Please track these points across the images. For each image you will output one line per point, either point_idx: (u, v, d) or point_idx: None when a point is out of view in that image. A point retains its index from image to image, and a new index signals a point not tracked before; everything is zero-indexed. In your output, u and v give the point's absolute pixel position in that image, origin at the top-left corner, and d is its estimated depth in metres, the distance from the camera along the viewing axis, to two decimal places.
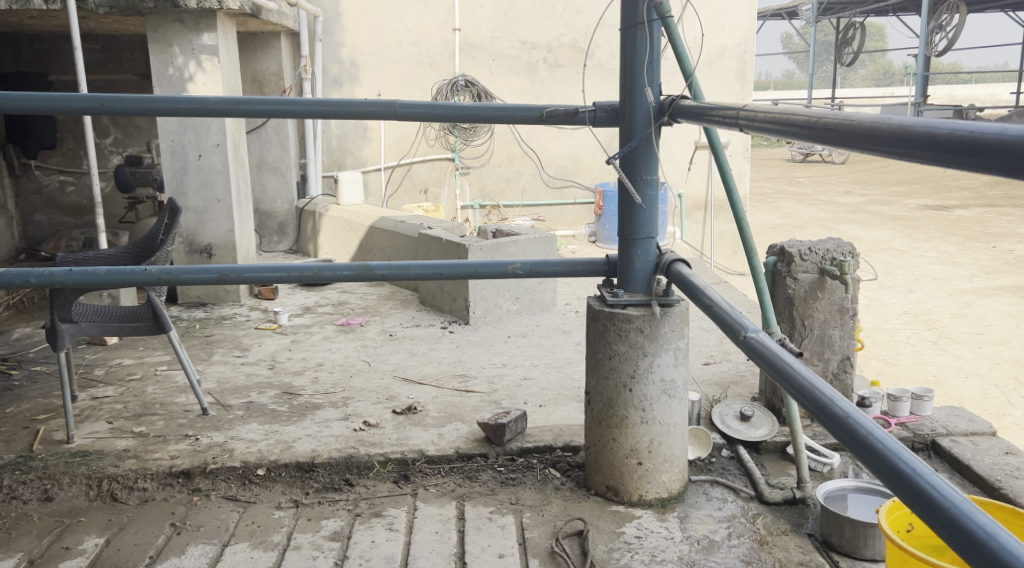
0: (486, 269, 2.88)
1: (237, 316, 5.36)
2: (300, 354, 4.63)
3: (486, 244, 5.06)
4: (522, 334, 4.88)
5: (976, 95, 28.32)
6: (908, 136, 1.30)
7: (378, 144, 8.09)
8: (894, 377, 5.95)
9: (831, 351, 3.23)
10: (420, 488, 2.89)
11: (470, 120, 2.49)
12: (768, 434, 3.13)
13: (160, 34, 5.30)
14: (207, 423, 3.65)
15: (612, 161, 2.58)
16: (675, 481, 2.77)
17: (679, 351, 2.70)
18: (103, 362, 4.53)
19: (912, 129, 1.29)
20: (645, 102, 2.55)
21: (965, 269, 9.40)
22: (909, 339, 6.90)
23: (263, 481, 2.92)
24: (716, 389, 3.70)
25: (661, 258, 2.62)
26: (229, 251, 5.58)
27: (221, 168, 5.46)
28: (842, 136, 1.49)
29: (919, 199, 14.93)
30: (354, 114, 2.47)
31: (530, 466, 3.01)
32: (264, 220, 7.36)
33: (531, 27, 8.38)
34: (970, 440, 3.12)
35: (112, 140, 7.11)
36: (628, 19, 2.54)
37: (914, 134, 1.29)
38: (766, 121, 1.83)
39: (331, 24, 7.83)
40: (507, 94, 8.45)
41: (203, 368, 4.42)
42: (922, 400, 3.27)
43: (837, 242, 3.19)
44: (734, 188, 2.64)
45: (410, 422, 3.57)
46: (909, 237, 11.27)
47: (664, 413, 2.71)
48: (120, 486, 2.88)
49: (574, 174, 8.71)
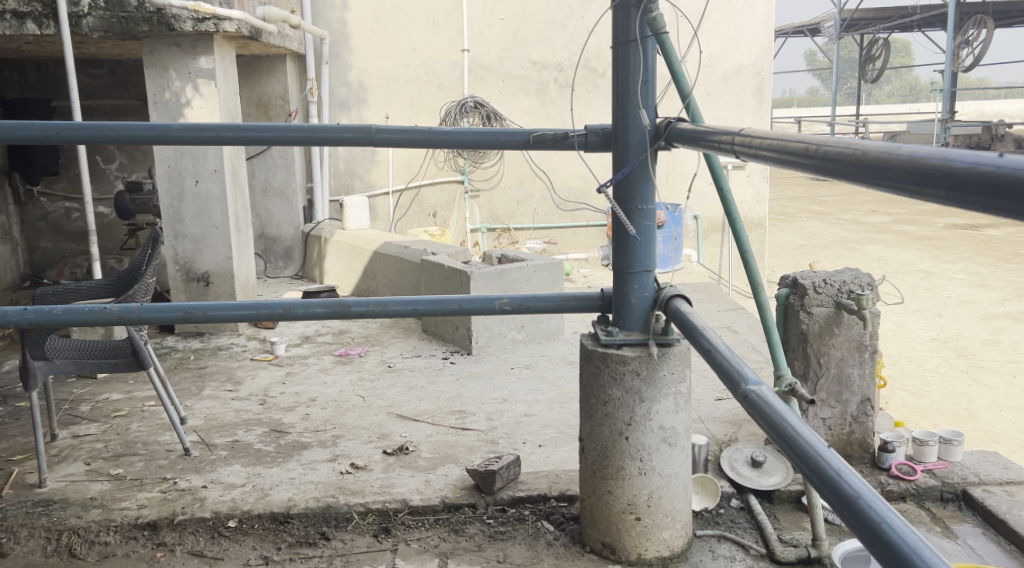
0: (470, 305, 2.62)
1: (233, 347, 5.19)
2: (293, 388, 4.43)
3: (489, 271, 4.83)
4: (527, 365, 4.65)
5: (1004, 112, 27.97)
6: (919, 170, 1.10)
7: (386, 167, 7.94)
8: (922, 409, 5.65)
9: (849, 392, 2.99)
10: (401, 543, 2.67)
11: (447, 146, 2.28)
12: (782, 483, 2.90)
13: (156, 58, 5.19)
14: (188, 465, 3.46)
15: (604, 188, 2.36)
16: (677, 538, 2.53)
17: (679, 397, 2.47)
18: (90, 397, 4.37)
19: (926, 161, 1.08)
20: (638, 124, 2.33)
21: (996, 292, 9.06)
22: (938, 368, 6.59)
23: (234, 535, 2.73)
24: (727, 428, 3.47)
25: (659, 293, 2.40)
26: (226, 279, 5.42)
27: (219, 195, 5.32)
28: (841, 167, 1.27)
29: (947, 217, 14.53)
30: (325, 140, 2.30)
31: (521, 517, 2.79)
32: (269, 245, 7.22)
33: (542, 46, 8.22)
34: (1005, 490, 2.88)
35: (117, 165, 7.02)
36: (620, 35, 2.33)
37: (927, 168, 1.08)
38: (764, 147, 1.60)
39: (339, 46, 7.72)
40: (518, 115, 8.29)
41: (191, 404, 4.23)
42: (952, 444, 3.03)
43: (855, 273, 2.96)
44: (737, 215, 2.41)
45: (400, 463, 3.36)
46: (937, 258, 10.93)
47: (664, 464, 2.47)
48: (80, 540, 2.70)
49: (587, 197, 8.49)
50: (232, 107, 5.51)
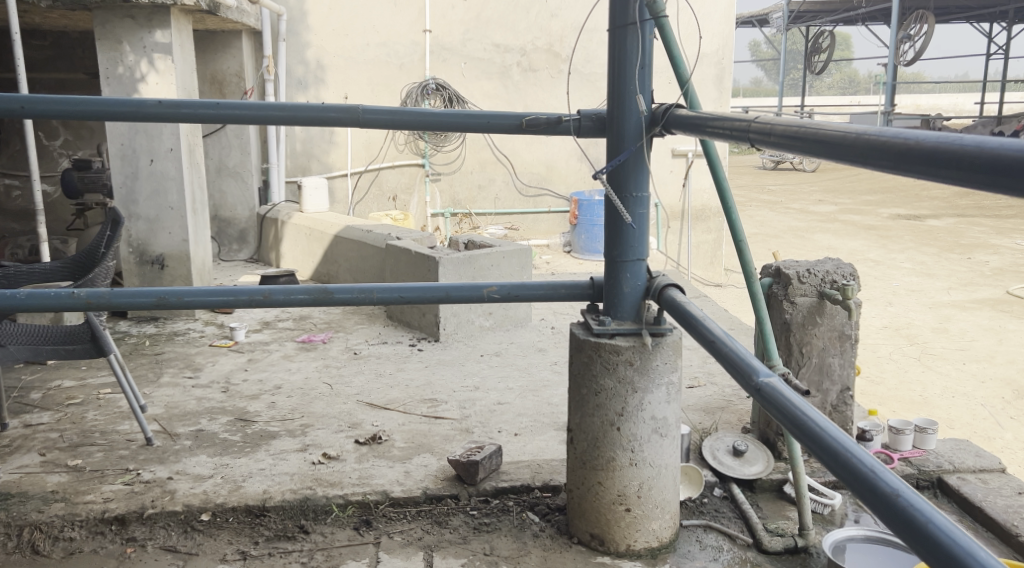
0: (459, 292, 2.46)
1: (190, 333, 5.03)
2: (256, 375, 4.31)
3: (458, 256, 4.76)
4: (496, 352, 4.60)
5: (940, 106, 28.83)
6: (996, 162, 1.08)
7: (345, 148, 7.78)
8: (879, 396, 5.77)
9: (830, 381, 3.01)
10: (383, 536, 2.61)
11: (439, 127, 2.20)
12: (764, 472, 2.90)
13: (108, 30, 4.96)
14: (152, 456, 3.33)
15: (598, 175, 2.30)
16: (666, 529, 2.51)
17: (671, 387, 2.43)
18: (40, 384, 4.18)
19: (1004, 153, 1.07)
20: (635, 110, 2.28)
21: (942, 281, 9.30)
22: (892, 356, 6.73)
23: (207, 529, 2.63)
24: (704, 417, 3.47)
25: (652, 281, 2.35)
26: (183, 262, 5.25)
27: (175, 174, 5.13)
28: (889, 157, 1.25)
29: (891, 208, 14.87)
30: (311, 119, 2.19)
31: (505, 509, 2.74)
32: (223, 228, 7.03)
33: (504, 29, 8.13)
34: (979, 478, 2.92)
35: (62, 142, 6.75)
36: (617, 18, 2.27)
37: (1005, 160, 1.07)
38: (785, 135, 1.55)
39: (296, 23, 7.52)
40: (480, 98, 8.19)
41: (150, 392, 4.08)
42: (926, 433, 3.06)
43: (838, 263, 2.97)
44: (732, 204, 2.38)
45: (375, 453, 3.28)
46: (884, 247, 11.17)
47: (655, 455, 2.44)
48: (42, 536, 2.57)
49: (548, 182, 8.46)
50: (189, 84, 5.32)
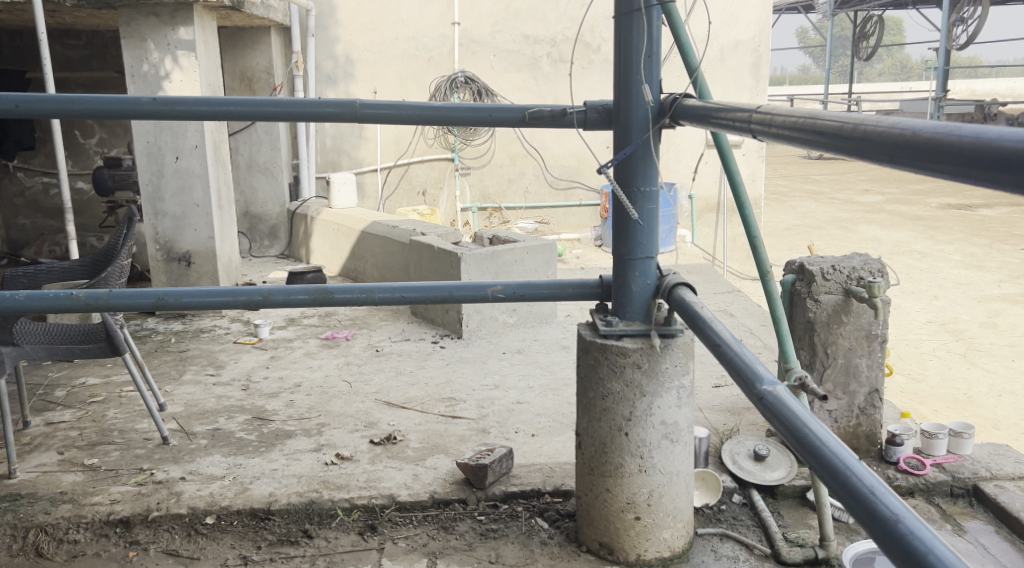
0: (462, 292, 2.37)
1: (216, 329, 5.04)
2: (277, 373, 4.29)
3: (481, 253, 4.68)
4: (519, 350, 4.52)
5: (996, 90, 27.90)
6: (996, 156, 0.97)
7: (374, 144, 7.78)
8: (920, 395, 5.56)
9: (857, 383, 2.88)
10: (388, 541, 2.55)
11: (435, 122, 2.11)
12: (786, 478, 2.79)
13: (133, 28, 4.98)
14: (167, 455, 3.32)
15: (604, 169, 2.20)
16: (678, 538, 2.41)
17: (682, 390, 2.33)
18: (66, 382, 4.21)
19: (1004, 147, 0.96)
20: (641, 101, 2.17)
21: (992, 273, 8.97)
22: (936, 352, 6.51)
23: (211, 532, 2.59)
24: (727, 418, 3.35)
25: (662, 281, 2.25)
26: (209, 258, 5.25)
27: (200, 171, 5.13)
28: (887, 149, 1.15)
29: (941, 197, 14.43)
30: (303, 114, 2.11)
31: (514, 514, 2.67)
32: (254, 224, 7.04)
33: (534, 20, 8.02)
34: (1017, 486, 2.76)
35: (97, 140, 6.82)
36: (623, 5, 2.16)
37: (1004, 155, 0.96)
38: (785, 126, 1.44)
39: (325, 19, 7.52)
40: (509, 91, 8.10)
41: (171, 389, 4.09)
42: (962, 437, 2.91)
43: (865, 259, 2.83)
44: (746, 198, 2.26)
45: (388, 454, 3.22)
46: (932, 239, 10.82)
47: (665, 461, 2.34)
48: (47, 538, 2.56)
49: (580, 175, 8.33)
50: (214, 80, 5.32)
